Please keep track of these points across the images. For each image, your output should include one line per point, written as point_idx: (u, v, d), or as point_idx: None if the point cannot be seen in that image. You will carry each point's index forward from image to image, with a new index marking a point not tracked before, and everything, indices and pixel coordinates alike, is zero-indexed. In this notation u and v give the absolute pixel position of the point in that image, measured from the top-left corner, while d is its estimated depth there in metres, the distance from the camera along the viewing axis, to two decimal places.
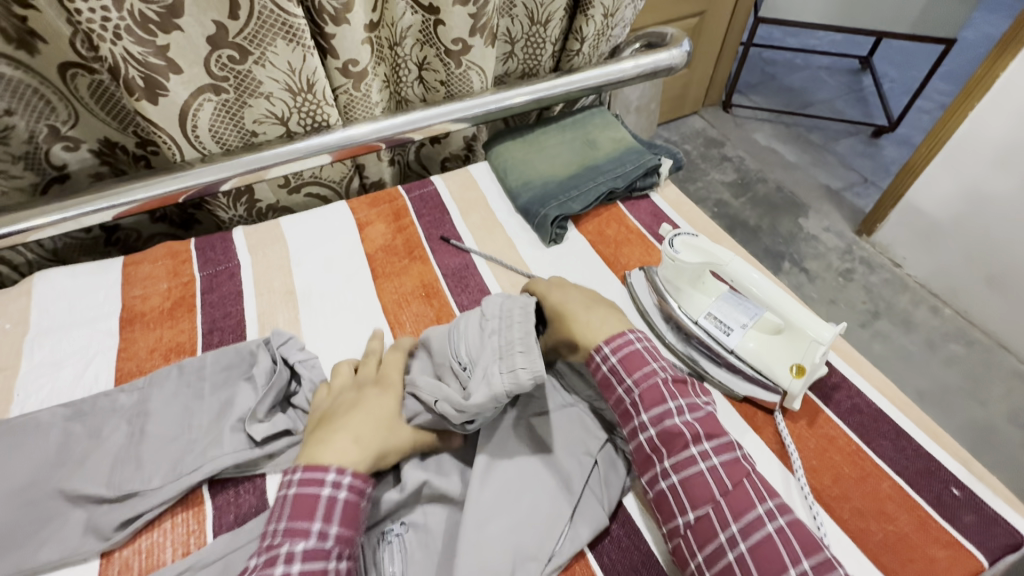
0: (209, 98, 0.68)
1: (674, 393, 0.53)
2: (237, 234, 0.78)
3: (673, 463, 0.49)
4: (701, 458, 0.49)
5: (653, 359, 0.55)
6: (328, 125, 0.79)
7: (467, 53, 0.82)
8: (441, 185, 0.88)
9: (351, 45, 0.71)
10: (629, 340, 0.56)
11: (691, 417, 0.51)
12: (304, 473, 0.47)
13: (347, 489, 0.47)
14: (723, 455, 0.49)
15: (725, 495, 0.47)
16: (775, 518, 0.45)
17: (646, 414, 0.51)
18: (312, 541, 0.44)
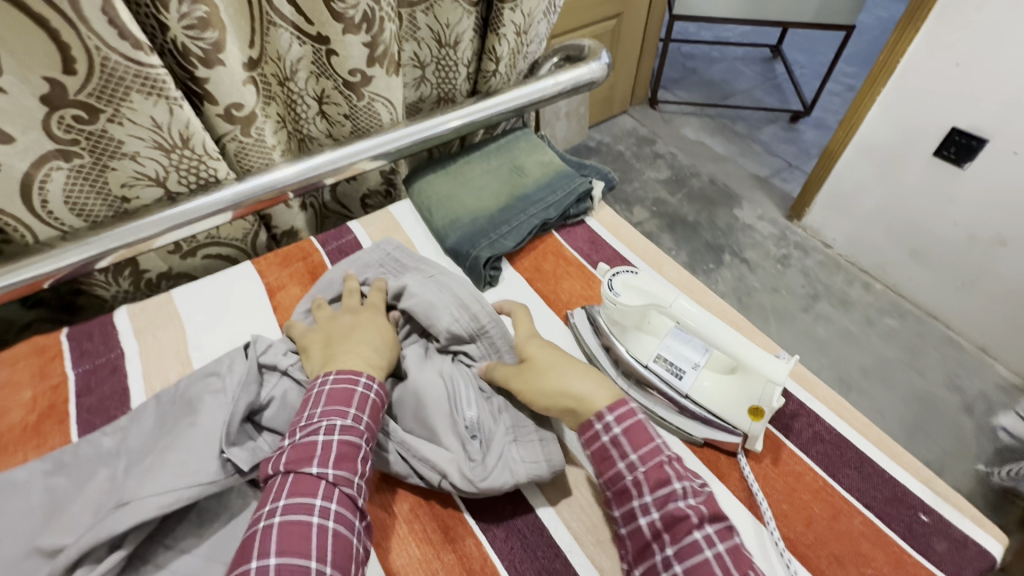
0: (58, 166, 0.57)
1: (679, 474, 0.47)
2: (119, 317, 0.67)
3: (677, 550, 0.44)
4: (706, 544, 0.43)
5: (656, 439, 0.49)
6: (218, 180, 0.69)
7: (370, 84, 0.74)
8: (361, 233, 0.80)
9: (230, 88, 0.61)
10: (631, 408, 0.51)
11: (697, 501, 0.46)
12: (345, 372, 0.51)
13: (376, 391, 0.52)
14: (728, 541, 0.44)
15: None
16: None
17: (649, 495, 0.46)
18: (349, 422, 0.48)
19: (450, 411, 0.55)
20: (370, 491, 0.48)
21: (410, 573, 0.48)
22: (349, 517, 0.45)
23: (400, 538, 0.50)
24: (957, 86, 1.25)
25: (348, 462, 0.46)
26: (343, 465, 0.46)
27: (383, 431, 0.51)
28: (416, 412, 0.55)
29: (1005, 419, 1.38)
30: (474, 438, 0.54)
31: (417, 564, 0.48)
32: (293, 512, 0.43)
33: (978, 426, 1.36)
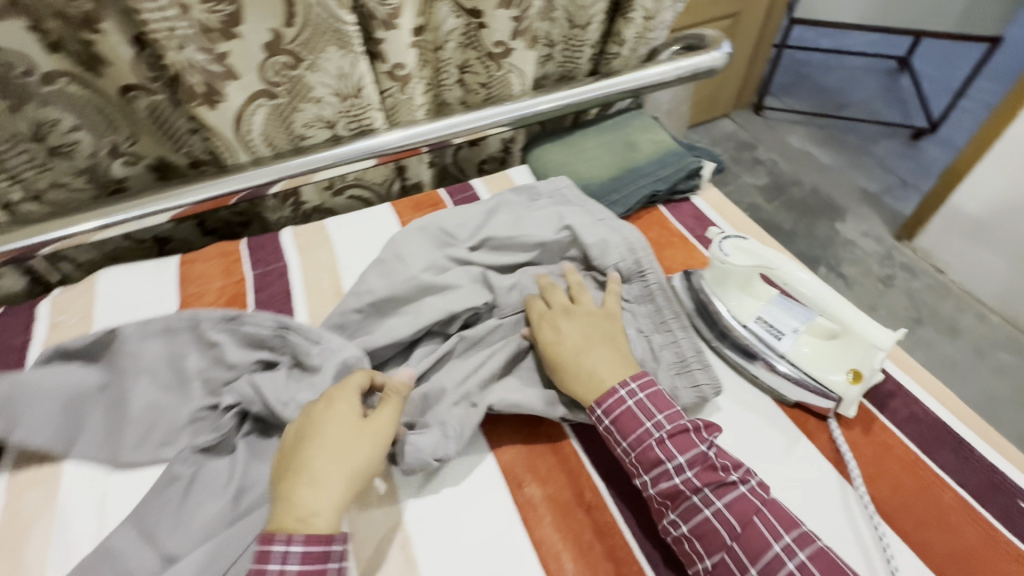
0: (263, 103, 0.71)
1: (668, 449, 0.51)
2: (285, 235, 0.80)
3: (680, 516, 0.49)
4: (704, 506, 0.48)
5: (645, 417, 0.52)
6: (373, 129, 0.80)
7: (508, 56, 0.83)
8: (480, 188, 0.88)
9: (399, 49, 0.72)
10: (618, 396, 0.54)
11: (689, 472, 0.49)
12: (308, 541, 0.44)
13: (298, 558, 0.43)
14: (728, 496, 0.48)
15: (737, 537, 0.46)
16: (796, 555, 0.45)
17: (646, 476, 0.51)
18: None
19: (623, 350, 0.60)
20: None
21: (517, 466, 0.57)
22: None
23: (509, 437, 0.59)
24: None
25: None
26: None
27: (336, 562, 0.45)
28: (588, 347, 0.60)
29: None
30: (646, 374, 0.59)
31: (522, 459, 0.58)
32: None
33: None
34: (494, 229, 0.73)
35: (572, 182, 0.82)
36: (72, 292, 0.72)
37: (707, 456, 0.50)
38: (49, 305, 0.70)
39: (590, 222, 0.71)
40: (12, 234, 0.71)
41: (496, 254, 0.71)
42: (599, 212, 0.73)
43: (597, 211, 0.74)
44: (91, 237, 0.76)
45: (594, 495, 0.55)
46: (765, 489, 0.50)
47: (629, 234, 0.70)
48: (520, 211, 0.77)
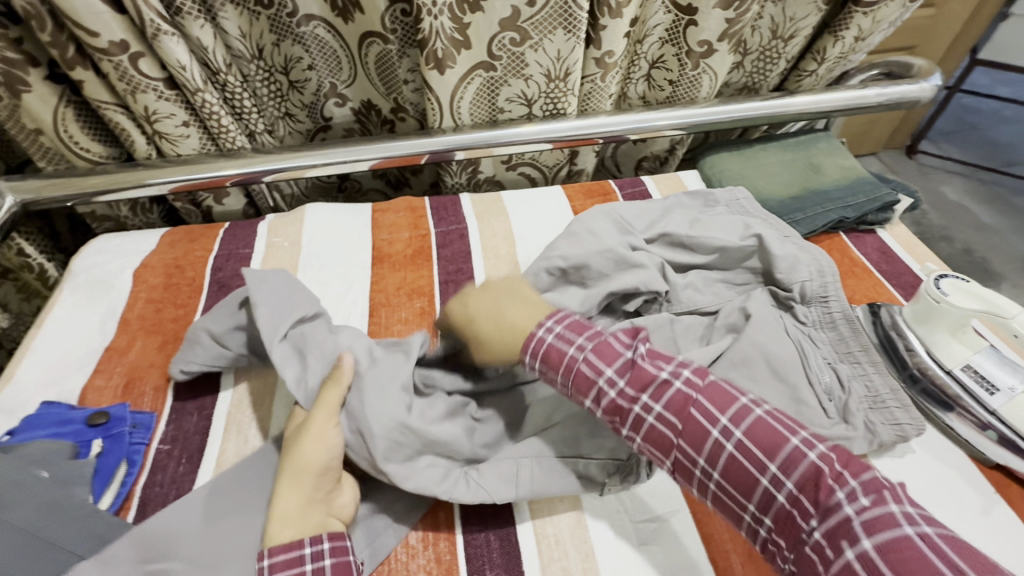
0: (479, 75, 0.76)
1: (595, 364, 0.48)
2: (465, 200, 0.85)
3: (627, 431, 0.46)
4: (642, 414, 0.45)
5: (567, 346, 0.50)
6: (565, 113, 0.84)
7: (709, 56, 0.82)
8: (651, 186, 0.89)
9: (614, 38, 0.74)
10: (538, 336, 0.51)
11: (620, 380, 0.47)
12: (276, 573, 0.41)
13: (270, 565, 0.42)
14: (664, 397, 0.45)
15: (680, 435, 0.43)
16: (734, 436, 0.42)
17: (587, 402, 0.48)
18: None
19: (806, 371, 0.59)
20: None
21: None
22: None
23: None
24: None
25: None
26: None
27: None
28: (772, 361, 0.59)
29: None
30: (830, 399, 0.57)
31: None
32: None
33: None
34: (672, 226, 0.74)
35: (750, 194, 0.80)
36: (285, 219, 0.81)
37: (633, 359, 0.47)
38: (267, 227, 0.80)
39: (778, 237, 0.70)
40: (250, 161, 0.79)
41: (673, 250, 0.72)
42: (786, 229, 0.71)
43: (781, 226, 0.72)
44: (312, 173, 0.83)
45: None
46: (701, 373, 0.46)
47: (819, 254, 0.68)
48: (696, 214, 0.77)
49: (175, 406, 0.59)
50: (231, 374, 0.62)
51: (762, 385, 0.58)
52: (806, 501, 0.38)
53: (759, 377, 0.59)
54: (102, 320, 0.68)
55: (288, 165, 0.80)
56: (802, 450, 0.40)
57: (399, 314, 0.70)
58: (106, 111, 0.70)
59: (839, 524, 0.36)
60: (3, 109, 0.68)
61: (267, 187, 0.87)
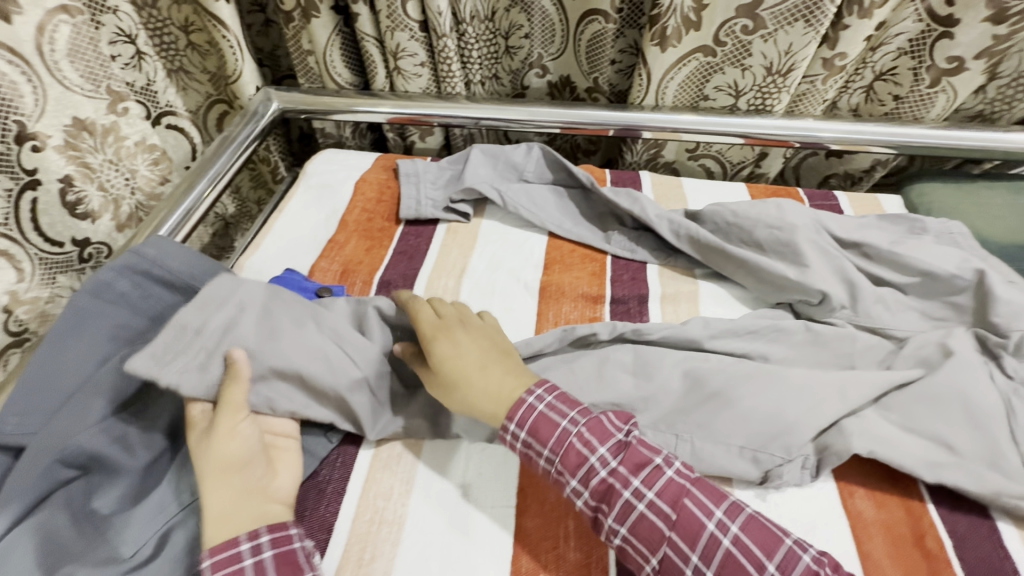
0: (696, 59, 0.78)
1: (588, 441, 0.48)
2: (644, 179, 0.87)
3: (615, 517, 0.46)
4: (635, 500, 0.46)
5: (558, 417, 0.50)
6: (770, 111, 0.82)
7: (956, 75, 0.76)
8: (844, 202, 0.84)
9: (855, 39, 0.71)
10: (529, 404, 0.50)
11: (614, 462, 0.47)
12: (217, 574, 0.42)
13: (215, 567, 0.42)
14: (656, 484, 0.46)
15: (673, 527, 0.44)
16: (729, 530, 0.44)
17: (573, 480, 0.48)
18: None
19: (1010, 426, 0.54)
20: None
21: (851, 478, 0.54)
22: None
23: (875, 495, 0.53)
24: None
25: None
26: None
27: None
28: (972, 406, 0.54)
29: None
30: None
31: (876, 515, 0.51)
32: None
33: None
34: (871, 238, 0.70)
35: (966, 229, 0.73)
36: None
37: (625, 442, 0.49)
38: (449, 161, 0.86)
39: (1001, 281, 0.63)
40: (461, 106, 0.87)
41: (867, 266, 0.68)
42: (1011, 275, 0.64)
43: (1004, 270, 0.65)
44: (512, 128, 0.89)
45: (937, 546, 0.49)
46: (690, 469, 0.48)
47: None
48: (897, 237, 0.72)
49: None
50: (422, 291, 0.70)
51: (953, 426, 0.54)
52: None
53: (952, 418, 0.54)
54: (328, 217, 0.80)
55: (493, 116, 0.87)
56: (796, 552, 0.43)
57: (571, 271, 0.73)
58: (365, 42, 0.82)
59: None
60: (292, 29, 0.82)
61: (466, 133, 0.96)
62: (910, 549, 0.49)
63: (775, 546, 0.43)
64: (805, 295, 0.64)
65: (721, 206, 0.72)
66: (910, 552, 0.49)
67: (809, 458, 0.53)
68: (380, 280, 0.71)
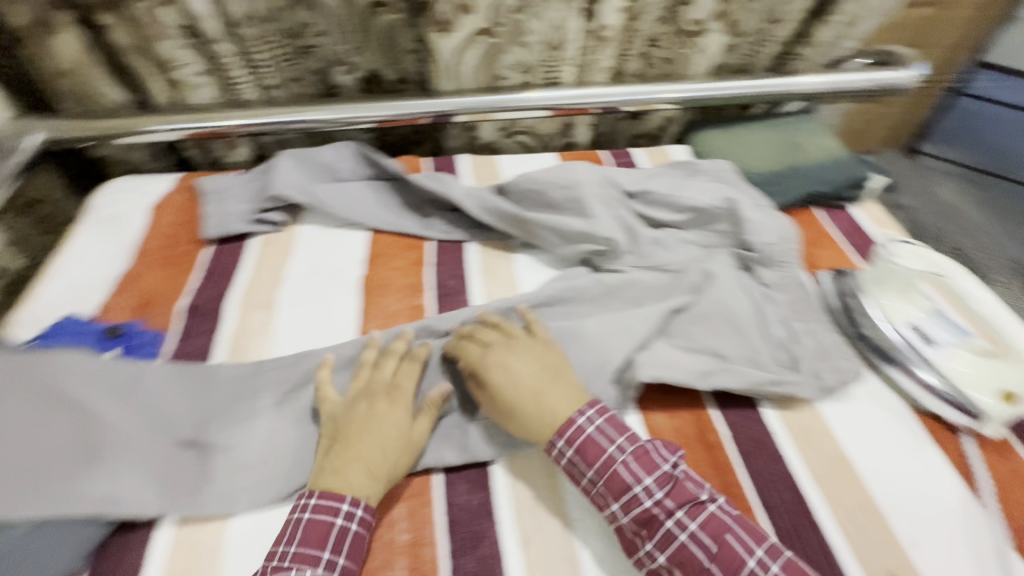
0: (482, 40, 0.80)
1: (634, 470, 0.49)
2: (461, 161, 0.90)
3: (655, 544, 0.47)
4: (677, 529, 0.47)
5: (608, 442, 0.51)
6: (560, 83, 0.88)
7: (701, 36, 0.88)
8: (639, 156, 0.94)
9: (610, 11, 0.79)
10: (469, 451, 0.52)
11: (660, 492, 0.48)
12: (311, 522, 0.48)
13: (311, 509, 0.48)
14: (699, 517, 0.47)
15: (714, 560, 0.45)
16: (770, 569, 0.44)
17: (615, 504, 0.49)
18: (319, 571, 0.45)
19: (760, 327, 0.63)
20: None
21: (648, 399, 0.61)
22: None
23: (669, 408, 0.60)
24: None
25: None
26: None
27: (343, 557, 0.47)
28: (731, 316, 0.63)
29: None
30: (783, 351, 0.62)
31: (668, 425, 0.58)
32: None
33: None
34: (655, 187, 0.78)
35: (733, 166, 0.84)
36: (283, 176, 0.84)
37: (670, 473, 0.49)
38: (255, 171, 0.82)
39: (753, 204, 0.74)
40: (259, 113, 0.83)
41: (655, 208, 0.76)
42: (762, 199, 0.75)
43: (756, 196, 0.76)
44: (326, 128, 0.87)
45: (717, 437, 0.57)
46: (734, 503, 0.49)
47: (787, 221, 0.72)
48: (679, 180, 0.82)
49: (184, 327, 0.65)
50: (237, 307, 0.67)
51: (720, 337, 0.62)
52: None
53: (717, 330, 0.63)
54: (122, 249, 0.73)
55: (296, 117, 0.84)
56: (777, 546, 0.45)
57: (393, 261, 0.74)
58: (130, 56, 0.76)
59: None
60: (37, 49, 0.73)
61: (277, 140, 0.92)
62: (696, 446, 0.56)
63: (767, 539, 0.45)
64: (594, 244, 0.70)
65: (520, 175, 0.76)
66: (697, 450, 0.56)
67: (614, 397, 0.59)
68: (186, 306, 0.67)
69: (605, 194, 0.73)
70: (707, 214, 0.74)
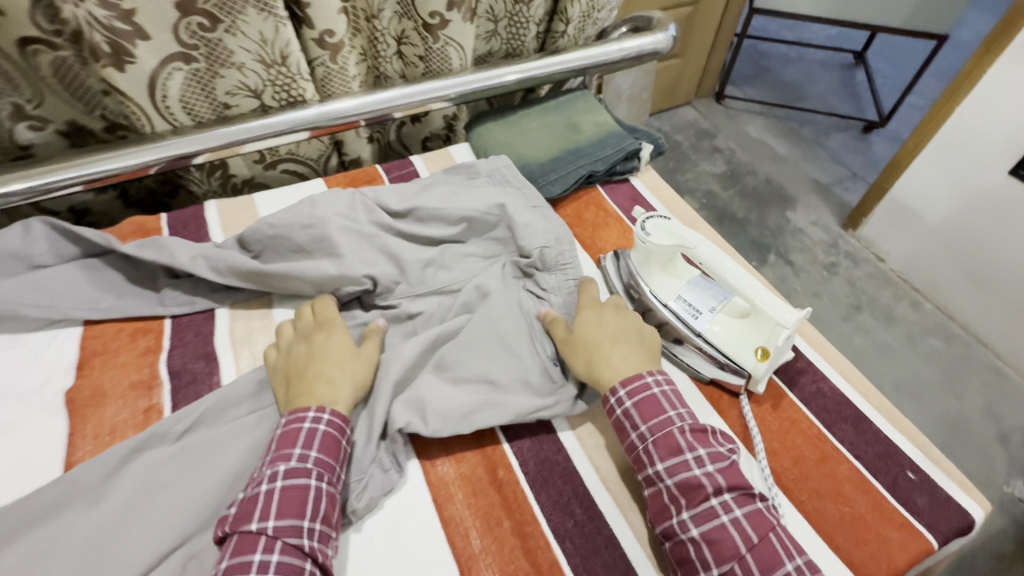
0: (179, 67, 0.67)
1: (661, 424, 0.51)
2: (209, 211, 0.77)
3: (692, 516, 0.46)
4: (722, 510, 0.46)
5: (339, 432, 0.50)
6: (304, 101, 0.77)
7: (445, 28, 0.79)
8: (420, 165, 0.87)
9: (326, 15, 0.69)
10: (302, 426, 0.49)
11: (712, 467, 0.48)
12: (286, 430, 0.49)
13: (326, 423, 0.49)
14: (720, 465, 0.48)
15: (753, 549, 0.44)
16: (732, 510, 0.46)
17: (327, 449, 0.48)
18: (294, 463, 0.47)
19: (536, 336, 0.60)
20: (329, 527, 0.45)
21: (432, 445, 0.55)
22: (295, 556, 0.42)
23: (456, 454, 0.54)
24: None
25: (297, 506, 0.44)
26: (285, 511, 0.44)
27: (341, 465, 0.49)
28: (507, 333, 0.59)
29: None
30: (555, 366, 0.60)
31: (457, 476, 0.53)
32: (283, 525, 0.43)
33: (1012, 459, 1.21)
34: (425, 202, 0.72)
35: (512, 162, 0.80)
36: None
37: (688, 426, 0.51)
38: None
39: (523, 207, 0.72)
40: None
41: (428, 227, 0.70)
42: (534, 198, 0.74)
43: (531, 196, 0.74)
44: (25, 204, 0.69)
45: (507, 473, 0.53)
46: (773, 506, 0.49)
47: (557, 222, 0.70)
48: (457, 188, 0.76)
49: None
50: None
51: (496, 361, 0.57)
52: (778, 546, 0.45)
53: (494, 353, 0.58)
54: None
55: None
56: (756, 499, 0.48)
57: (117, 358, 0.60)
58: None
59: None
60: None
61: None
62: (488, 491, 0.52)
63: (749, 495, 0.47)
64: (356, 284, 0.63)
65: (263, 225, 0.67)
66: (487, 492, 0.52)
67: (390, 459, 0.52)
68: None
69: (355, 224, 0.67)
70: (477, 222, 0.70)
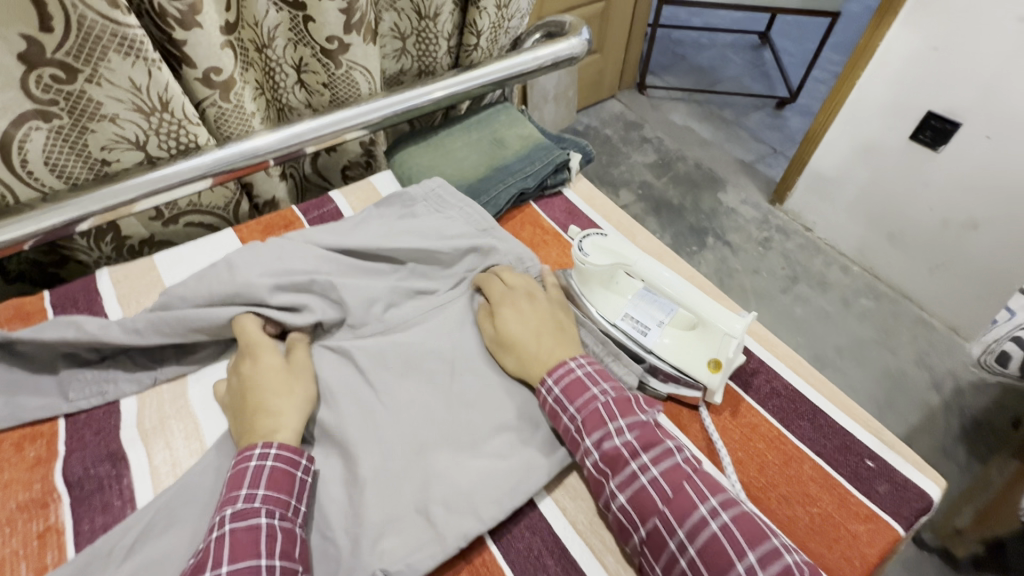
0: (38, 125, 0.58)
1: (586, 404, 0.52)
2: (102, 281, 0.68)
3: (618, 484, 0.48)
4: (640, 472, 0.48)
5: (291, 463, 0.47)
6: (198, 147, 0.69)
7: (348, 52, 0.74)
8: (341, 202, 0.81)
9: (207, 52, 0.62)
10: (248, 464, 0.46)
11: (630, 434, 0.50)
12: (232, 470, 0.46)
13: (275, 456, 0.47)
14: (635, 430, 0.50)
15: (670, 503, 0.46)
16: (649, 471, 0.48)
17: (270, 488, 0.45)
18: (241, 505, 0.44)
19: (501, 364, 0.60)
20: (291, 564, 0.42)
21: None
22: None
23: None
24: (950, 65, 1.16)
25: (249, 548, 0.41)
26: (239, 554, 0.40)
27: (297, 499, 0.47)
28: None
29: (972, 396, 1.30)
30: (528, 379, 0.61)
31: None
32: (237, 569, 0.40)
33: (947, 403, 1.29)
34: (347, 242, 0.67)
35: (445, 181, 0.76)
36: None
37: (607, 399, 0.52)
38: None
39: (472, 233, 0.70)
40: None
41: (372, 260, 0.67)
42: (481, 220, 0.72)
43: (477, 215, 0.72)
44: None
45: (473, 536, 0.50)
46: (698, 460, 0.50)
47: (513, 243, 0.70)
48: (392, 222, 0.71)
49: None
50: None
51: None
52: (700, 495, 0.46)
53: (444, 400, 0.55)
54: None
55: None
56: (672, 453, 0.49)
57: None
58: None
59: (701, 530, 0.44)
60: None
61: None
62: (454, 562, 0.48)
63: (667, 455, 0.48)
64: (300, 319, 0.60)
65: (170, 294, 0.60)
66: (453, 563, 0.49)
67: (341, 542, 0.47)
68: None
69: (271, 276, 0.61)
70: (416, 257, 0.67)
